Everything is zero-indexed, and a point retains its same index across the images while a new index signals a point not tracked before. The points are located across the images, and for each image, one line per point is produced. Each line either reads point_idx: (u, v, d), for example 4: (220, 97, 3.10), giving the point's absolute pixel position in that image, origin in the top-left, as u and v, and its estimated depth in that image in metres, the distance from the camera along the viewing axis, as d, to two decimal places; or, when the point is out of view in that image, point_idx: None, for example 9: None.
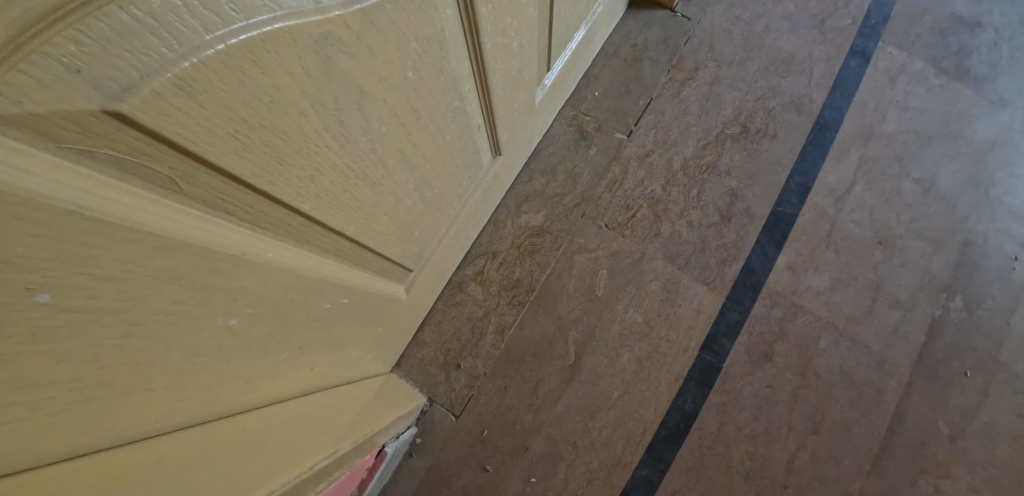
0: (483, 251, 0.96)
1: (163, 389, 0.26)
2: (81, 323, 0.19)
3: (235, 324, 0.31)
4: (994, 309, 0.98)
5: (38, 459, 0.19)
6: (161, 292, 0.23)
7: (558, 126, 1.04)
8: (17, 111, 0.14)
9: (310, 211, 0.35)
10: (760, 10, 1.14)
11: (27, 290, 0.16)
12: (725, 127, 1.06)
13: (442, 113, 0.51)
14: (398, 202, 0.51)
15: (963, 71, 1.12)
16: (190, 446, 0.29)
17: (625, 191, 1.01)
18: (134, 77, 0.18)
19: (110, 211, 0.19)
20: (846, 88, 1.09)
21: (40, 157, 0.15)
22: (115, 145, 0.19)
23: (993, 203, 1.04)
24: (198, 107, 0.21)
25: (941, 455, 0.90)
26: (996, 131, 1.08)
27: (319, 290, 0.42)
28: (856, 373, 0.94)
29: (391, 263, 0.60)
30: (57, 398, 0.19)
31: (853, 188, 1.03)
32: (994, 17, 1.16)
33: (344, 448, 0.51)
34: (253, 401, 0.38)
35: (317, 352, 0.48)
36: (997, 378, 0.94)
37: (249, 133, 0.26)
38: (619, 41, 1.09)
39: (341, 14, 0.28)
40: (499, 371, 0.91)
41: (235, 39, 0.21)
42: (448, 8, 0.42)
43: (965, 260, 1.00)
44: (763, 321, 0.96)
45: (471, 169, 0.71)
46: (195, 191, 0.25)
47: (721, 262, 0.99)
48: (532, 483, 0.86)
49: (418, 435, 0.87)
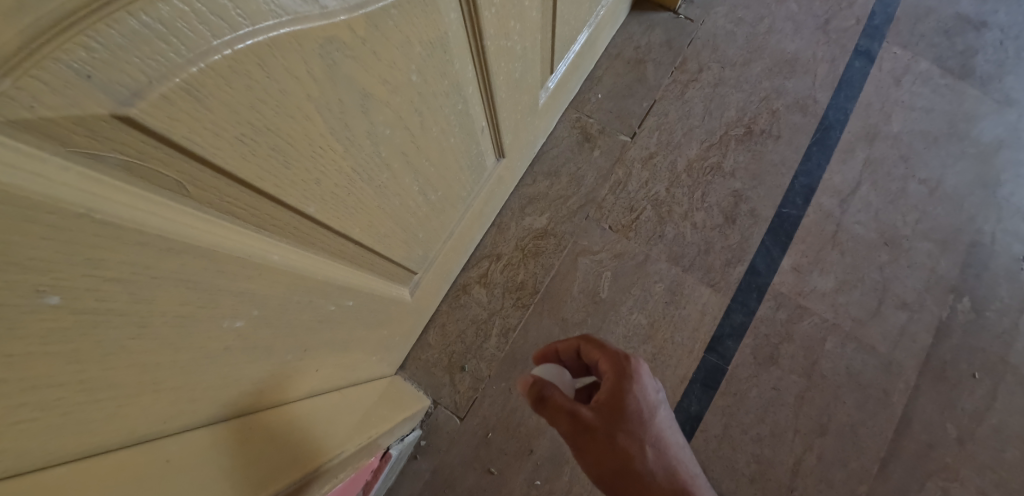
0: (487, 253, 0.96)
1: (170, 390, 0.27)
2: (89, 325, 0.20)
3: (241, 326, 0.32)
4: (1002, 310, 0.97)
5: (43, 460, 0.20)
6: (169, 294, 0.24)
7: (561, 128, 1.04)
8: (28, 115, 0.14)
9: (316, 214, 0.36)
10: (763, 12, 1.13)
11: (37, 292, 0.16)
12: (729, 128, 1.06)
13: (446, 116, 0.51)
14: (402, 205, 0.52)
15: (969, 71, 1.11)
16: (195, 448, 0.30)
17: (628, 193, 1.01)
18: (143, 82, 0.18)
19: (119, 214, 0.19)
20: (850, 89, 1.09)
21: (49, 159, 0.16)
22: (125, 149, 0.19)
23: (1000, 203, 1.03)
24: (206, 112, 0.22)
25: (950, 458, 0.89)
26: (1002, 131, 1.07)
27: (324, 293, 0.42)
28: (863, 375, 0.93)
29: (395, 265, 0.60)
30: (66, 399, 0.20)
31: (858, 189, 1.03)
32: (999, 16, 1.15)
33: (350, 450, 0.51)
34: (257, 404, 0.38)
35: (322, 355, 0.48)
36: (1005, 380, 0.93)
37: (256, 136, 0.26)
38: (622, 44, 1.09)
39: (347, 19, 0.29)
40: (502, 373, 0.91)
41: (242, 44, 0.22)
42: (451, 12, 0.42)
43: (973, 260, 0.99)
44: (768, 323, 0.95)
45: (474, 172, 0.71)
46: (201, 194, 0.25)
47: (725, 264, 0.98)
48: (535, 486, 0.86)
49: (421, 437, 0.87)
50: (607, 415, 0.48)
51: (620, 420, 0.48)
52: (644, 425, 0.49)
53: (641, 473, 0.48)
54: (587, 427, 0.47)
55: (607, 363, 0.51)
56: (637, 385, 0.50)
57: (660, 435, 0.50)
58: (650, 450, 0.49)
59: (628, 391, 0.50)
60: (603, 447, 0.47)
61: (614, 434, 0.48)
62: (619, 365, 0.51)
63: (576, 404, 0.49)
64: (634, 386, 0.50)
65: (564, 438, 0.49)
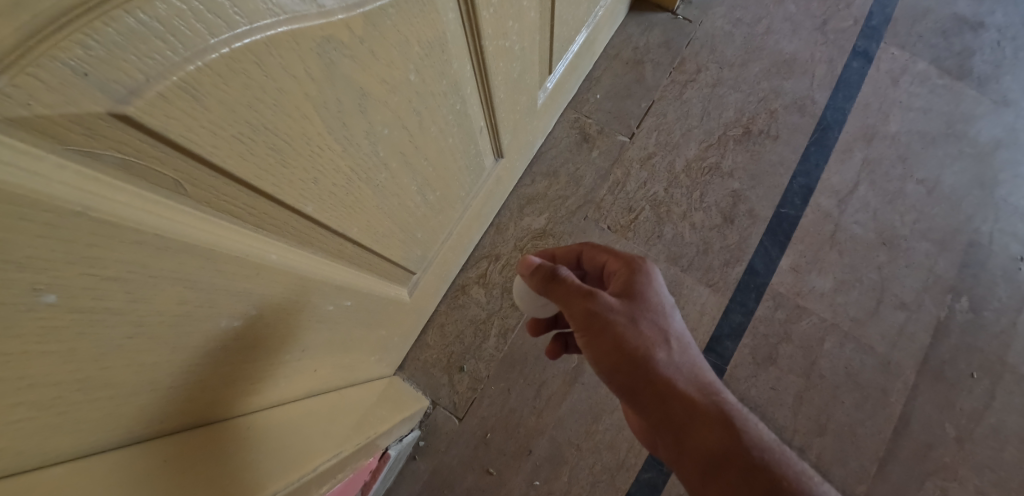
0: (486, 254, 0.96)
1: (167, 389, 0.27)
2: (87, 324, 0.20)
3: (239, 325, 0.32)
4: (1000, 310, 0.97)
5: (41, 460, 0.20)
6: (166, 293, 0.23)
7: (559, 129, 1.04)
8: (24, 113, 0.14)
9: (314, 213, 0.36)
10: (761, 12, 1.14)
11: (33, 290, 0.16)
12: (727, 128, 1.06)
13: (444, 116, 0.51)
14: (400, 205, 0.52)
15: (966, 71, 1.11)
16: (191, 447, 0.30)
17: (627, 193, 1.01)
18: (140, 80, 0.18)
19: (118, 212, 0.19)
20: (848, 90, 1.09)
21: (47, 158, 0.16)
22: (121, 147, 0.19)
23: (998, 203, 1.03)
24: (203, 110, 0.22)
25: (948, 458, 0.89)
26: (1000, 131, 1.07)
27: (321, 292, 0.42)
28: (862, 375, 0.93)
29: (393, 265, 0.60)
30: (62, 398, 0.20)
31: (856, 189, 1.03)
32: (997, 17, 1.16)
33: (349, 449, 0.50)
34: (254, 405, 0.39)
35: (321, 354, 0.49)
36: (1004, 379, 0.93)
37: (253, 135, 0.26)
38: (621, 44, 1.10)
39: (344, 18, 0.29)
40: (501, 373, 0.91)
41: (239, 43, 0.22)
42: (449, 12, 0.42)
43: (971, 260, 1.00)
44: (767, 323, 0.95)
45: (473, 172, 0.71)
46: (199, 193, 0.25)
47: (724, 264, 0.98)
48: (535, 486, 0.85)
49: (420, 437, 0.87)
50: (627, 303, 0.48)
51: (640, 309, 0.48)
52: (664, 316, 0.49)
53: (663, 363, 0.46)
54: (606, 311, 0.47)
55: (617, 261, 0.53)
56: (651, 278, 0.50)
57: (681, 332, 0.49)
58: (671, 342, 0.48)
59: (643, 282, 0.50)
60: (623, 331, 0.46)
61: (634, 320, 0.47)
62: (631, 260, 0.52)
63: (594, 289, 0.48)
64: (648, 278, 0.51)
65: (579, 324, 0.48)
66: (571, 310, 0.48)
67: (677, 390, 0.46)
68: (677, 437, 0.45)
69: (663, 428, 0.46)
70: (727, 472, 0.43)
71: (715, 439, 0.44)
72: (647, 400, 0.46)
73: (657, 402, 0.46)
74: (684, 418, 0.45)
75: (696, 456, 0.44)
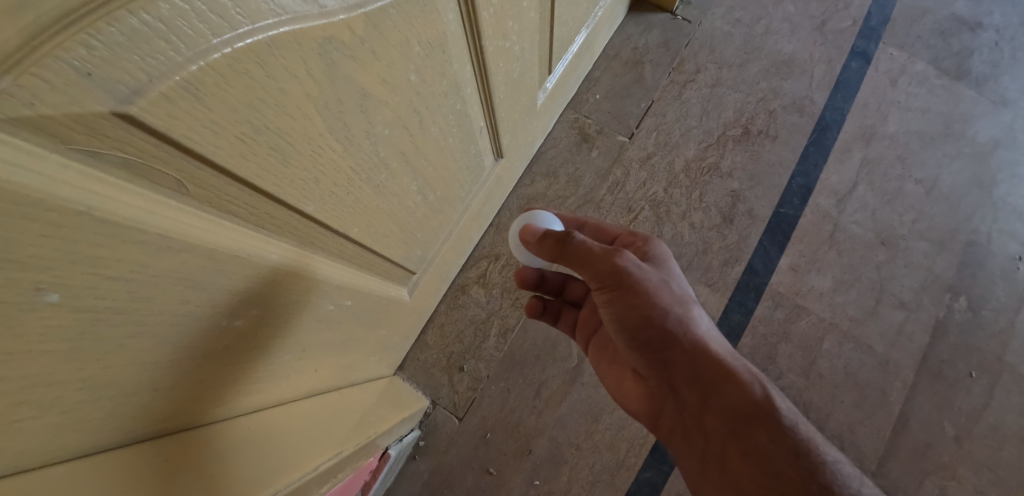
0: (486, 254, 0.96)
1: (169, 389, 0.27)
2: (89, 323, 0.20)
3: (240, 325, 0.32)
4: (998, 309, 0.97)
5: (42, 460, 0.20)
6: (168, 293, 0.24)
7: (559, 129, 1.04)
8: (28, 113, 0.14)
9: (315, 213, 0.36)
10: (760, 13, 1.14)
11: (36, 290, 0.16)
12: (726, 128, 1.06)
13: (444, 116, 0.52)
14: (401, 205, 0.52)
15: (965, 71, 1.12)
16: (192, 447, 0.30)
17: (626, 193, 1.01)
18: (144, 81, 0.18)
19: (120, 212, 0.19)
20: (847, 90, 1.09)
21: (49, 158, 0.16)
22: (124, 147, 0.19)
23: (996, 203, 1.03)
24: (205, 110, 0.22)
25: (947, 457, 0.89)
26: (998, 131, 1.08)
27: (322, 292, 0.42)
28: (860, 374, 0.93)
29: (393, 265, 0.60)
30: (64, 398, 0.20)
31: (855, 189, 1.03)
32: (995, 17, 1.16)
33: (349, 449, 0.49)
34: (255, 405, 0.39)
35: (321, 354, 0.49)
36: (1002, 378, 0.94)
37: (255, 135, 0.26)
38: (620, 45, 1.10)
39: (346, 18, 0.29)
40: (501, 373, 0.91)
41: (242, 43, 0.22)
42: (450, 12, 0.42)
43: (969, 260, 1.00)
44: (766, 322, 0.96)
45: (473, 172, 0.71)
46: (201, 193, 0.25)
47: (723, 264, 0.99)
48: (535, 485, 0.86)
49: (421, 437, 0.87)
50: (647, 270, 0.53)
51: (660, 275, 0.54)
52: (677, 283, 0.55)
53: (688, 321, 0.52)
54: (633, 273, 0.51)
55: None
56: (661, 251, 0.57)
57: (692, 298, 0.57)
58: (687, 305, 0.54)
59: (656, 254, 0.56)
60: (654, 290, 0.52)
61: (659, 282, 0.53)
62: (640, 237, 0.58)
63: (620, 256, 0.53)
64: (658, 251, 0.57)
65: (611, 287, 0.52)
66: (604, 269, 0.51)
67: (703, 346, 0.51)
68: (706, 389, 0.50)
69: (691, 381, 0.51)
70: (750, 418, 0.48)
71: (736, 389, 0.49)
72: (676, 355, 0.51)
73: (682, 356, 0.51)
74: (712, 371, 0.50)
75: (725, 406, 0.49)
